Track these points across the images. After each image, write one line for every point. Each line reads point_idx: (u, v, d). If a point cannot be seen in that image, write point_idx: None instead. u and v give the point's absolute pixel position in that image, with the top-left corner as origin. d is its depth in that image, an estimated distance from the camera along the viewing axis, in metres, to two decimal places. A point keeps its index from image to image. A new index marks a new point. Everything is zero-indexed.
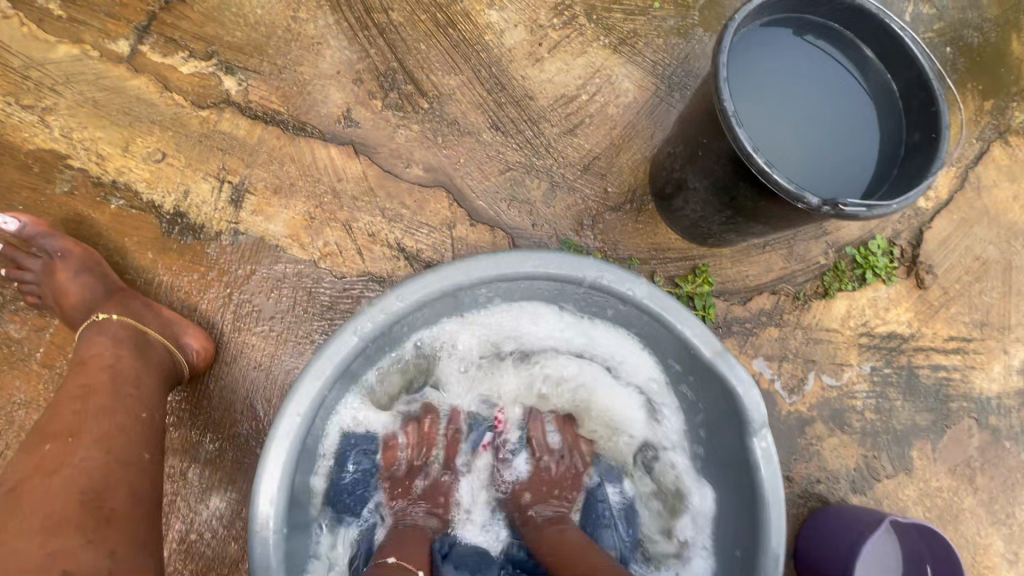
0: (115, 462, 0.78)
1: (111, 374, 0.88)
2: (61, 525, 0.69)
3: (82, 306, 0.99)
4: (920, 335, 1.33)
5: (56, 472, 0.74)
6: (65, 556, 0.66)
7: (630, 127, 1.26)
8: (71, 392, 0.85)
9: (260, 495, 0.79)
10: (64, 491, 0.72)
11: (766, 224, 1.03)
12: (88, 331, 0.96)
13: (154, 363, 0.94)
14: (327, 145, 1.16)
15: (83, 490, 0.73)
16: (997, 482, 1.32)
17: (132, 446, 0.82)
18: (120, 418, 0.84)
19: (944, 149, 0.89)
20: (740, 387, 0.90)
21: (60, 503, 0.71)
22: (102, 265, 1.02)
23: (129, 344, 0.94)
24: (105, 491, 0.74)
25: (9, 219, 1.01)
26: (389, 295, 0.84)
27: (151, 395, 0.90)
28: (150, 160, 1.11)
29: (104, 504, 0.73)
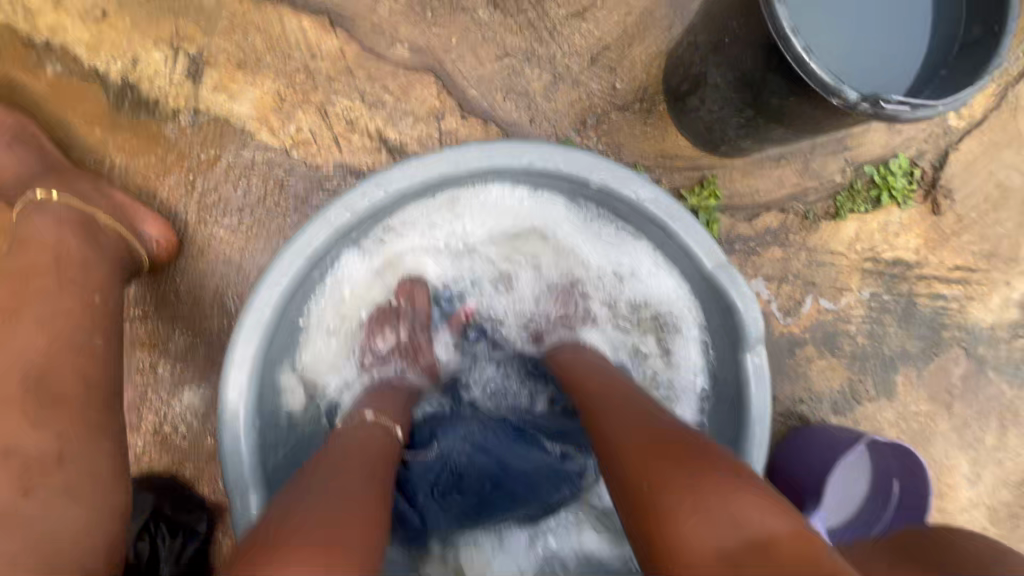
0: (61, 344, 0.74)
1: (54, 256, 0.80)
2: (2, 402, 0.66)
3: (20, 180, 0.88)
4: (926, 262, 1.29)
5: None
6: (4, 435, 0.64)
7: (647, 12, 1.10)
8: (11, 271, 0.78)
9: (229, 386, 0.75)
10: (5, 370, 0.69)
11: (789, 127, 0.93)
12: (24, 210, 0.85)
13: (107, 248, 0.87)
14: (297, 13, 1.00)
15: (28, 371, 0.70)
16: (972, 410, 1.34)
17: (80, 330, 0.77)
18: (66, 300, 0.78)
19: (1006, 46, 0.78)
20: (739, 301, 0.85)
21: (3, 380, 0.68)
22: (40, 137, 0.91)
23: (74, 226, 0.84)
24: (51, 374, 0.71)
25: None
26: (370, 182, 0.77)
27: (103, 280, 0.84)
28: (89, 19, 0.95)
29: (51, 385, 0.70)
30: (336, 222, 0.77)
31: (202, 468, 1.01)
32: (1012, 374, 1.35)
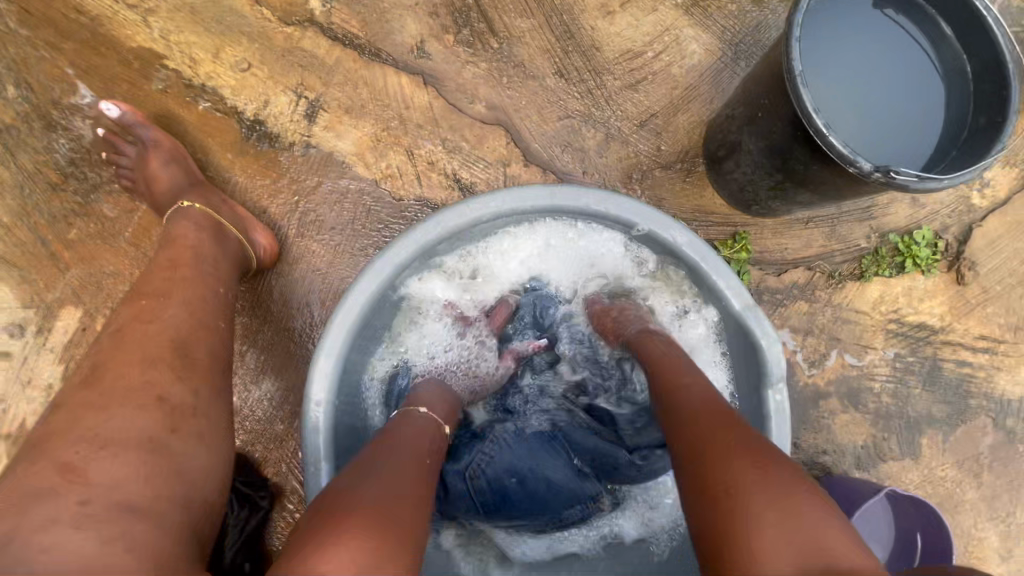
0: (198, 323, 0.89)
1: (196, 253, 0.98)
2: (157, 362, 0.80)
3: (172, 193, 1.08)
4: (951, 329, 1.35)
5: (152, 321, 0.85)
6: (158, 386, 0.77)
7: (691, 89, 1.28)
8: (162, 261, 0.95)
9: (316, 371, 0.89)
10: (160, 337, 0.83)
11: (814, 191, 1.06)
12: (173, 215, 1.05)
13: (232, 248, 1.04)
14: (398, 73, 1.22)
15: (175, 339, 0.83)
16: (1002, 482, 1.34)
17: (210, 312, 0.92)
18: (203, 289, 0.94)
19: (1007, 134, 0.90)
20: (764, 341, 0.95)
21: (155, 344, 0.82)
22: (186, 160, 1.11)
23: (210, 231, 1.03)
24: (191, 345, 0.85)
25: (113, 106, 1.10)
26: (452, 208, 0.92)
27: (227, 276, 1.00)
28: (237, 69, 1.18)
29: (188, 352, 0.84)
30: (421, 240, 0.93)
31: (270, 451, 1.13)
32: None
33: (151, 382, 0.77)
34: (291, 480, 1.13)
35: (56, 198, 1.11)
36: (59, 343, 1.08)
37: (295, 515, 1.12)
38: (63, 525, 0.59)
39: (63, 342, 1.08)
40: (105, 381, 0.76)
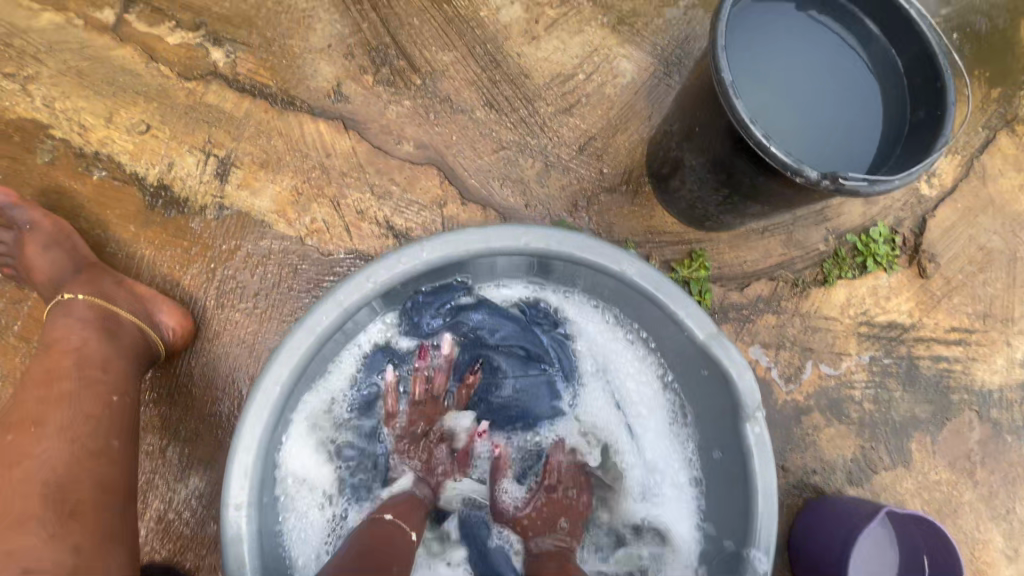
0: (80, 453, 0.79)
1: (77, 359, 0.86)
2: (27, 521, 0.72)
3: (53, 283, 0.95)
4: (921, 325, 1.31)
5: (21, 468, 0.76)
6: (28, 554, 0.70)
7: (628, 108, 1.24)
8: (37, 377, 0.85)
9: (234, 466, 0.77)
10: (31, 487, 0.75)
11: (764, 204, 1.00)
12: (56, 309, 0.93)
13: (126, 345, 0.92)
14: (315, 120, 1.13)
15: (48, 484, 0.75)
16: (997, 477, 1.29)
17: (94, 435, 0.82)
18: (85, 407, 0.83)
19: (949, 126, 0.87)
20: (733, 370, 0.88)
21: (26, 501, 0.74)
22: (72, 239, 0.97)
23: (98, 326, 0.91)
24: (69, 486, 0.76)
25: None
26: (375, 264, 0.83)
27: (119, 378, 0.88)
28: (134, 132, 1.08)
29: (68, 496, 0.76)
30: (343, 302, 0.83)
31: (203, 556, 1.00)
32: None
33: (21, 551, 0.70)
34: None
35: None
36: None
37: None
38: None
39: None
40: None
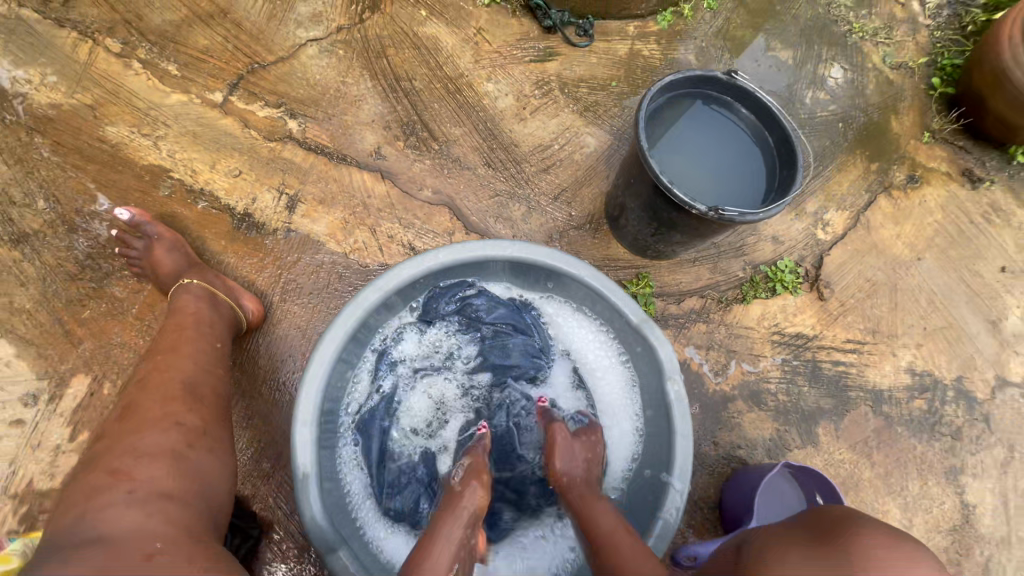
0: (205, 370, 1.09)
1: (196, 318, 1.20)
2: (175, 397, 0.99)
3: (173, 275, 1.31)
4: (822, 336, 1.68)
5: (168, 369, 1.05)
6: (176, 414, 0.95)
7: (591, 168, 1.69)
8: (170, 327, 1.17)
9: (303, 396, 1.09)
10: (176, 380, 1.03)
11: (683, 232, 1.40)
12: (176, 290, 1.28)
13: (226, 315, 1.26)
14: (361, 171, 1.55)
15: (187, 382, 1.03)
16: (891, 460, 1.61)
17: (213, 364, 1.12)
18: (206, 344, 1.15)
19: (798, 180, 1.28)
20: (657, 344, 1.23)
21: (172, 386, 1.01)
22: (189, 249, 1.35)
23: (206, 299, 1.25)
24: (200, 386, 1.05)
25: (124, 210, 1.33)
26: (406, 261, 1.19)
27: (222, 335, 1.22)
28: (230, 175, 1.48)
29: (199, 391, 1.04)
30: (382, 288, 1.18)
31: (258, 487, 1.28)
32: (917, 429, 1.65)
33: (172, 411, 0.95)
34: (277, 514, 1.27)
35: (73, 285, 1.32)
36: (68, 408, 1.24)
37: (284, 544, 1.26)
38: (122, 504, 0.77)
39: (72, 406, 1.25)
40: (135, 417, 0.93)
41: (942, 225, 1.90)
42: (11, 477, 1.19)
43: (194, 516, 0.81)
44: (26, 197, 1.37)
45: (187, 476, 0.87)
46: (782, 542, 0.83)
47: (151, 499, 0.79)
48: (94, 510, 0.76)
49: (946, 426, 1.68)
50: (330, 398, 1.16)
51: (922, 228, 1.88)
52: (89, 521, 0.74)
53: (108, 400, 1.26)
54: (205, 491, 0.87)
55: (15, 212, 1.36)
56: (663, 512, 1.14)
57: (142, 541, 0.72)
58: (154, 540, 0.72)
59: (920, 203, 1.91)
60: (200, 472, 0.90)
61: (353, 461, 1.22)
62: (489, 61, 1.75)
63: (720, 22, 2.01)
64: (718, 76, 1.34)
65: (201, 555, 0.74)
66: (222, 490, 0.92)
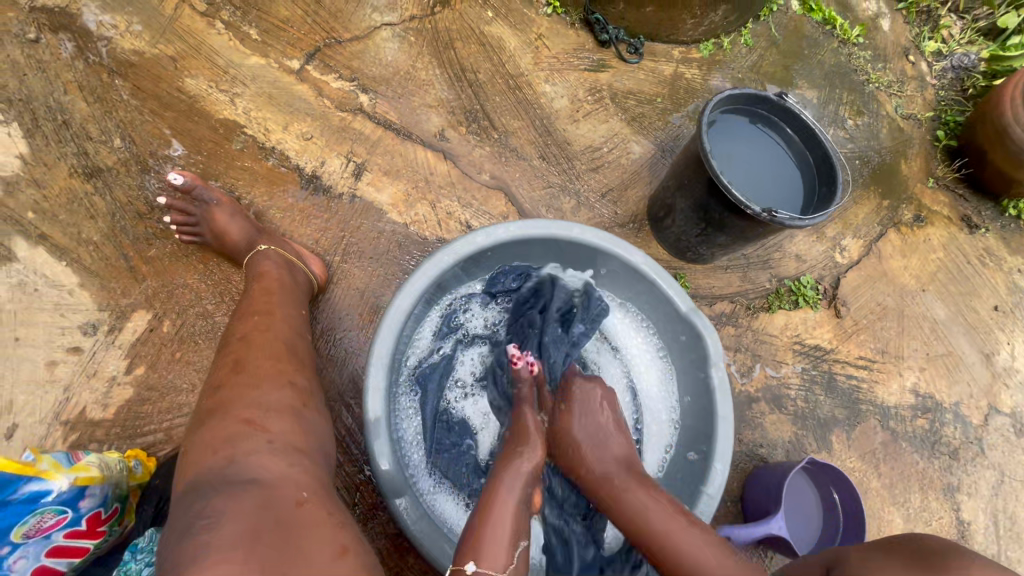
0: (298, 334, 1.12)
1: (283, 284, 1.21)
2: (281, 356, 1.02)
3: (242, 242, 1.30)
4: (838, 350, 1.79)
5: (269, 330, 1.07)
6: (288, 374, 0.99)
7: (636, 173, 1.78)
8: (259, 290, 1.18)
9: (376, 349, 1.12)
10: (279, 342, 1.05)
11: (728, 234, 1.50)
12: (251, 257, 1.27)
13: (302, 280, 1.29)
14: (425, 149, 1.62)
15: (288, 343, 1.06)
16: (896, 472, 1.71)
17: (302, 328, 1.15)
18: (294, 310, 1.17)
19: (839, 194, 1.39)
20: (705, 332, 1.30)
21: (275, 346, 1.04)
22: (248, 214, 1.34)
23: (287, 266, 1.26)
24: (298, 348, 1.08)
25: (178, 175, 1.29)
26: (478, 232, 1.23)
27: (303, 301, 1.24)
28: (302, 138, 1.53)
29: (297, 352, 1.07)
30: (454, 254, 1.22)
31: None
32: (919, 445, 1.76)
33: (283, 370, 0.99)
34: None
35: (141, 223, 1.34)
36: (127, 341, 1.25)
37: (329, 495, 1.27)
38: (264, 452, 0.81)
39: (131, 339, 1.25)
40: (248, 369, 0.96)
41: (944, 262, 2.02)
42: (64, 403, 1.19)
43: (318, 469, 0.86)
44: (103, 135, 1.40)
45: (305, 432, 0.91)
46: (879, 561, 0.93)
47: (288, 452, 0.84)
48: (239, 456, 0.80)
49: (945, 446, 1.78)
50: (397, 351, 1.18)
51: (927, 262, 2.00)
52: (238, 465, 0.78)
53: (166, 338, 1.26)
54: (320, 444, 0.92)
55: (91, 147, 1.38)
56: (707, 489, 1.19)
57: (290, 489, 0.77)
58: (300, 489, 0.78)
59: (925, 241, 2.03)
60: (314, 429, 0.94)
61: (407, 417, 1.25)
62: (547, 65, 1.82)
63: (755, 57, 2.18)
64: (771, 96, 1.47)
65: (336, 507, 0.80)
66: (330, 445, 0.96)
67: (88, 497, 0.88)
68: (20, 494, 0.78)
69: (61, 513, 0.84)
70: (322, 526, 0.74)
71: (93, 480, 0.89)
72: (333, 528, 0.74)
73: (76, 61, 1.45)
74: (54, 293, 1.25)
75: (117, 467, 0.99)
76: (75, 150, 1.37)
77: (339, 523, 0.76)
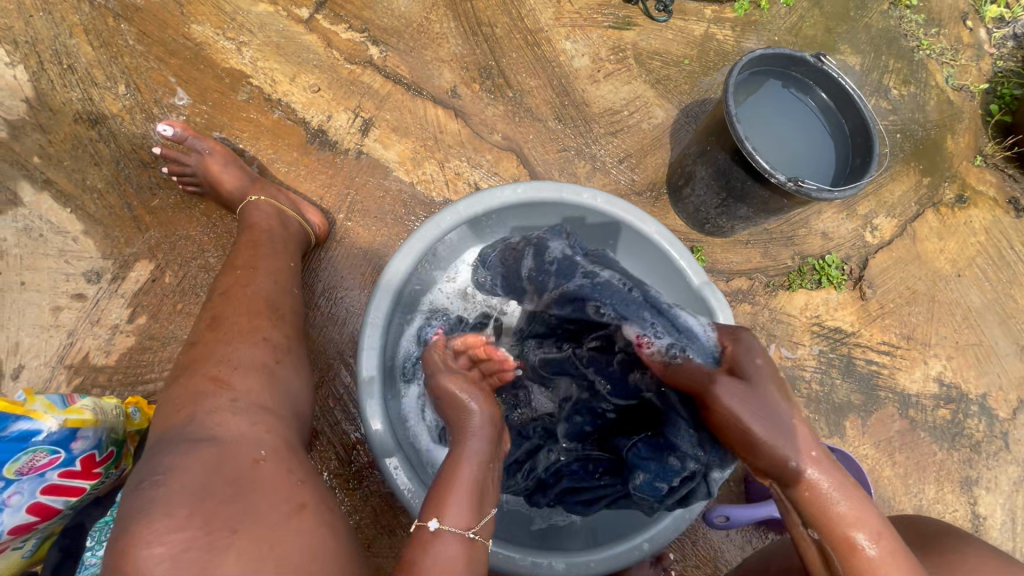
0: (280, 285, 1.09)
1: (270, 237, 1.18)
2: (255, 312, 0.99)
3: (235, 192, 1.27)
4: (860, 334, 1.71)
5: (248, 285, 1.04)
6: (260, 329, 0.96)
7: (658, 139, 1.69)
8: (243, 244, 1.16)
9: (372, 311, 1.10)
10: (257, 296, 1.02)
11: (750, 206, 1.42)
12: (244, 208, 1.25)
13: (296, 232, 1.25)
14: (436, 106, 1.55)
15: (266, 298, 1.03)
16: (912, 462, 1.65)
17: (288, 281, 1.12)
18: (278, 262, 1.14)
19: (874, 166, 1.29)
20: (717, 308, 1.22)
21: (253, 301, 1.01)
22: (241, 161, 1.29)
23: (278, 219, 1.23)
24: (276, 303, 1.04)
25: (167, 125, 1.28)
26: (484, 192, 1.18)
27: (294, 254, 1.21)
28: (308, 90, 1.49)
29: (277, 307, 1.03)
30: (457, 215, 1.17)
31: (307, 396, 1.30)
32: (939, 436, 1.68)
33: (255, 325, 0.96)
34: (323, 424, 1.29)
35: (145, 172, 1.32)
36: (129, 290, 1.25)
37: (328, 454, 1.27)
38: (226, 411, 0.78)
39: (133, 289, 1.25)
40: (222, 326, 0.94)
41: (984, 247, 1.88)
42: (68, 348, 1.21)
43: (287, 430, 0.83)
44: (108, 80, 1.38)
45: (277, 393, 0.89)
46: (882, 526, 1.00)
47: (254, 411, 0.81)
48: (201, 414, 0.77)
49: (967, 438, 1.70)
50: (394, 319, 1.15)
51: (965, 247, 1.87)
52: (199, 424, 0.75)
53: (168, 289, 1.26)
54: (292, 409, 0.89)
55: (95, 93, 1.36)
56: None
57: (249, 446, 0.74)
58: (258, 447, 0.74)
59: (966, 223, 1.90)
60: (286, 387, 0.91)
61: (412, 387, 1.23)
62: (568, 20, 1.71)
63: (795, 18, 2.02)
64: (807, 57, 1.34)
65: (299, 466, 0.77)
66: (305, 405, 0.94)
67: (80, 439, 0.88)
68: (8, 432, 0.79)
69: (54, 453, 0.85)
70: (277, 482, 0.71)
71: (85, 423, 0.89)
72: (292, 484, 0.72)
73: (81, 3, 1.41)
74: (59, 239, 1.26)
75: (115, 411, 0.98)
76: (80, 96, 1.35)
77: (299, 480, 0.73)
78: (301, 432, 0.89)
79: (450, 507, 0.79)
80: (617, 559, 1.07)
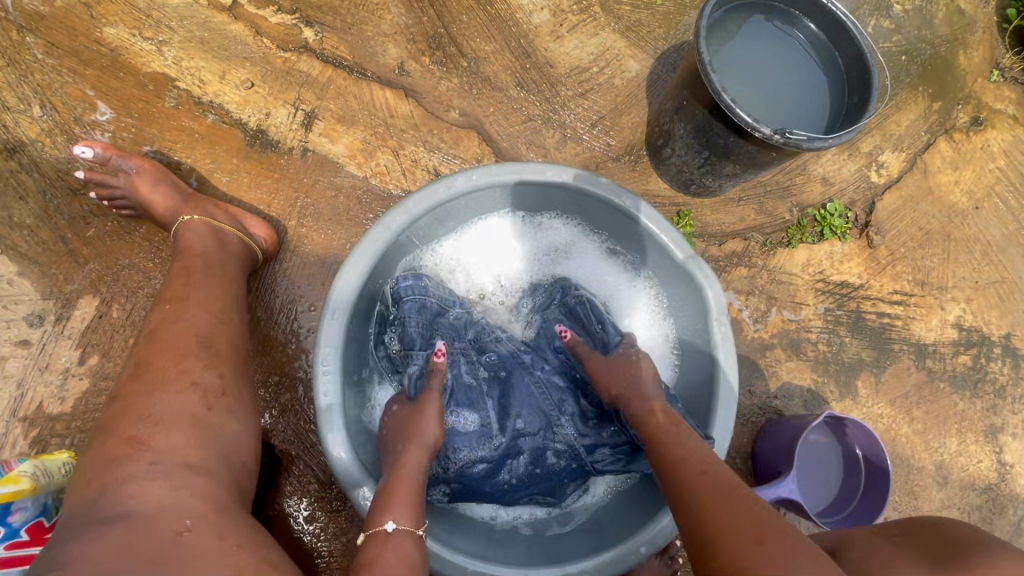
0: (215, 317, 1.01)
1: (204, 262, 1.09)
2: (185, 353, 0.92)
3: (168, 213, 1.17)
4: (869, 285, 1.59)
5: (176, 323, 0.96)
6: (190, 373, 0.89)
7: (632, 95, 1.53)
8: (174, 272, 1.06)
9: (323, 335, 1.00)
10: (187, 334, 0.95)
11: (737, 162, 1.27)
12: (177, 231, 1.15)
13: (235, 251, 1.15)
14: (383, 88, 1.41)
15: (198, 335, 0.96)
16: (931, 416, 1.56)
17: (226, 310, 1.04)
18: (215, 290, 1.05)
19: (873, 104, 1.14)
20: (706, 285, 1.10)
21: (181, 340, 0.94)
22: (172, 177, 1.19)
23: (214, 240, 1.13)
24: (211, 339, 0.97)
25: (84, 147, 1.16)
26: (436, 184, 1.05)
27: (234, 277, 1.12)
28: (241, 87, 1.35)
29: (212, 344, 0.96)
30: (408, 212, 1.05)
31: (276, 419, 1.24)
32: (960, 385, 1.58)
33: (184, 370, 0.89)
34: (298, 446, 1.24)
35: (75, 201, 1.22)
36: (76, 330, 1.18)
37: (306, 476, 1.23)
38: (144, 479, 0.73)
39: (81, 328, 1.18)
40: (146, 376, 0.88)
41: (1005, 172, 1.71)
42: (20, 398, 1.15)
43: (218, 487, 0.78)
44: (21, 103, 1.27)
45: (211, 445, 0.84)
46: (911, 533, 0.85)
47: (178, 473, 0.76)
48: (114, 487, 0.73)
49: (990, 384, 1.59)
50: (351, 337, 1.06)
51: (983, 175, 1.71)
52: (111, 499, 0.71)
53: (118, 323, 1.19)
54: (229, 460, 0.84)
55: (10, 119, 1.26)
56: None
57: (169, 518, 0.69)
58: (181, 518, 0.69)
59: (983, 148, 1.72)
60: (220, 436, 0.85)
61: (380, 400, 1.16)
62: None
63: None
64: None
65: (230, 530, 0.72)
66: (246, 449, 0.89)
67: (17, 510, 0.92)
68: None
69: None
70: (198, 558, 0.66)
71: (18, 494, 0.93)
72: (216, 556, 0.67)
73: None
74: None
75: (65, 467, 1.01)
76: None
77: (230, 548, 0.68)
78: (239, 483, 0.84)
79: (396, 508, 0.83)
80: (612, 565, 1.00)
